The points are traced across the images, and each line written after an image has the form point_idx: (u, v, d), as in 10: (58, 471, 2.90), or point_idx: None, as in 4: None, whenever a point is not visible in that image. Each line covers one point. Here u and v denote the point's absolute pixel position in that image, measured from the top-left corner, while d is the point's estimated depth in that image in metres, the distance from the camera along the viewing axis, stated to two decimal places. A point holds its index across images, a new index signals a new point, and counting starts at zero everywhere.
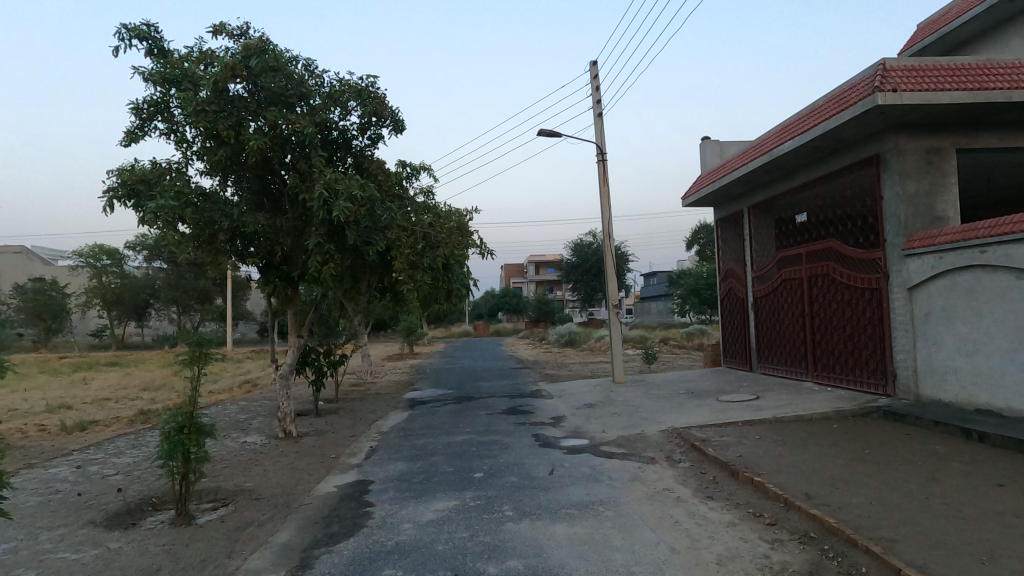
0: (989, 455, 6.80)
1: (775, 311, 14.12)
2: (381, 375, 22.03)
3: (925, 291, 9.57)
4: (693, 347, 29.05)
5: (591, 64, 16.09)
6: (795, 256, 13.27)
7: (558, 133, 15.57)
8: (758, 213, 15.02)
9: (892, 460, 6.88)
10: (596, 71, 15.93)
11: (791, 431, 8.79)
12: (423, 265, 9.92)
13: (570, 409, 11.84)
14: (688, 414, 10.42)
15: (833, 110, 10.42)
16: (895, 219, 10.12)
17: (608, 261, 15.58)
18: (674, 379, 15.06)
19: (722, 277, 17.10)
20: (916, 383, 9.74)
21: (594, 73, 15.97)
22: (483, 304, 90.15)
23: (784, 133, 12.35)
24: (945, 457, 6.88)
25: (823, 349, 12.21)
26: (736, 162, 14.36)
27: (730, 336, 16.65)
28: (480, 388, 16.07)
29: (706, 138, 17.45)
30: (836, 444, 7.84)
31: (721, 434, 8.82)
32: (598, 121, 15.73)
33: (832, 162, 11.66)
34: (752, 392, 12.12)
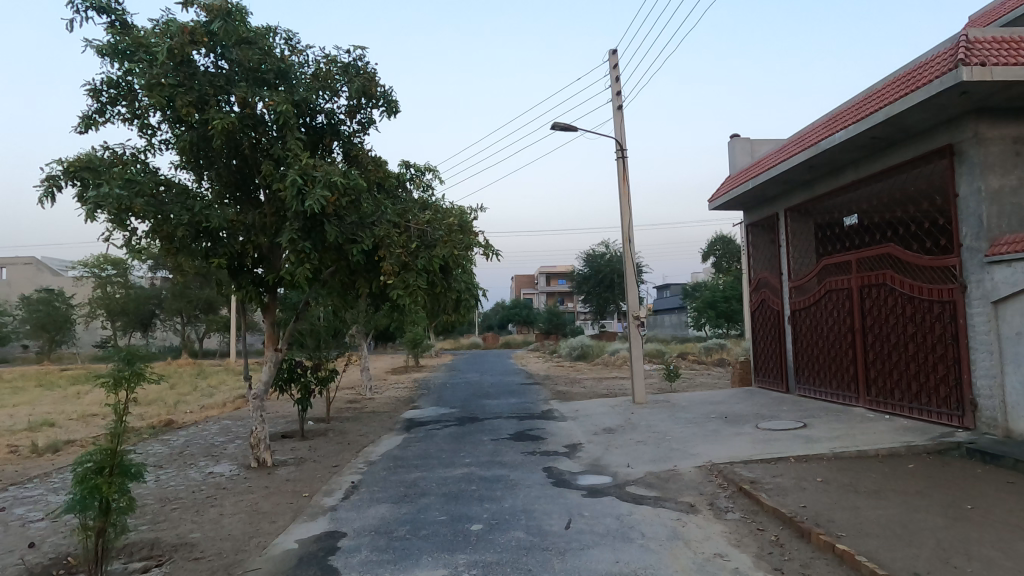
0: None
1: (817, 326, 12.60)
2: (382, 390, 20.62)
3: (1017, 305, 8.01)
4: (714, 363, 27.43)
5: (610, 53, 14.72)
6: (841, 264, 11.79)
7: (573, 127, 14.20)
8: (795, 217, 13.56)
9: (1008, 519, 5.36)
10: (615, 60, 14.58)
11: (859, 472, 7.26)
12: (417, 267, 8.56)
13: (588, 437, 10.33)
14: (728, 446, 8.89)
15: (896, 92, 8.98)
16: (974, 220, 8.61)
17: (629, 269, 14.08)
18: (702, 401, 13.51)
19: (752, 288, 15.60)
20: (1003, 414, 8.17)
21: (614, 63, 14.60)
22: (493, 315, 88.62)
23: (830, 124, 10.93)
24: None
25: (878, 371, 10.68)
26: (772, 159, 12.89)
27: (762, 353, 15.11)
28: (486, 408, 14.59)
29: (736, 135, 16.00)
30: (923, 492, 6.32)
31: (774, 474, 7.29)
32: (618, 115, 14.34)
33: (891, 155, 10.19)
34: (796, 418, 10.57)
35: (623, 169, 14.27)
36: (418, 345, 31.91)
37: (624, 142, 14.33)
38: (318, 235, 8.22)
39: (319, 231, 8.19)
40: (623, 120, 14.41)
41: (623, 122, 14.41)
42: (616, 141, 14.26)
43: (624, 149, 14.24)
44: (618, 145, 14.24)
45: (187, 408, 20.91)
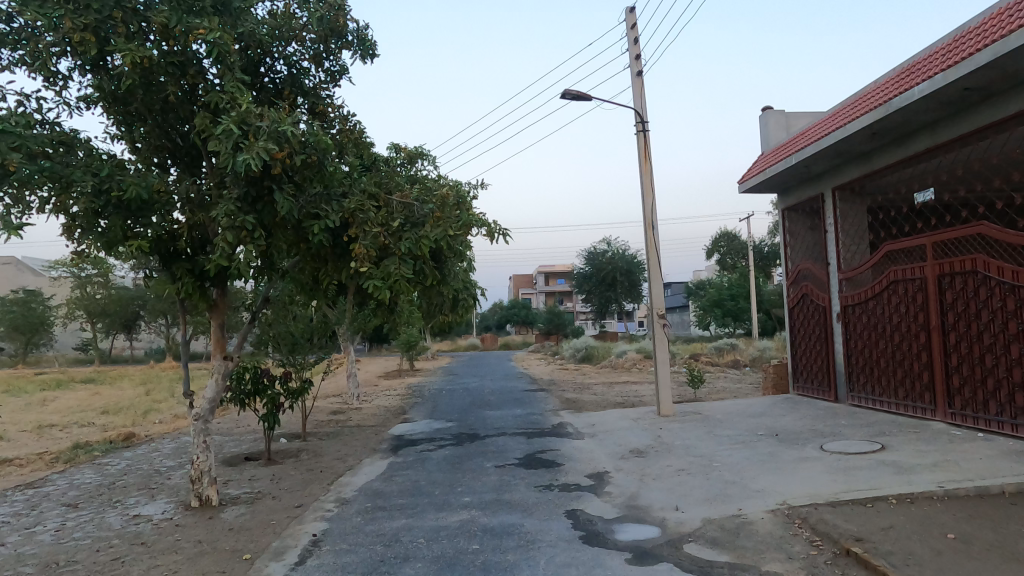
0: None
1: (874, 323, 10.60)
2: (372, 398, 18.63)
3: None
4: (729, 364, 25.47)
5: (627, 11, 12.81)
6: (910, 250, 9.68)
7: (586, 95, 12.28)
8: (844, 198, 11.68)
9: None
10: (633, 19, 12.68)
11: (999, 520, 5.22)
12: (399, 251, 6.62)
13: (614, 464, 8.35)
14: (800, 478, 6.91)
15: (1003, 24, 7.09)
16: None
17: (652, 256, 12.16)
18: (740, 413, 11.54)
19: (790, 282, 13.71)
20: None
21: (631, 22, 12.69)
22: (491, 315, 86.48)
23: (900, 78, 9.05)
24: None
25: (965, 377, 8.58)
26: (821, 127, 11.01)
27: (803, 356, 13.21)
28: (487, 421, 12.61)
29: (768, 108, 14.11)
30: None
31: (883, 525, 5.35)
32: (636, 83, 12.43)
33: (989, 110, 8.23)
34: (867, 436, 8.63)
35: (643, 144, 12.35)
36: (413, 349, 29.83)
37: (644, 113, 12.43)
38: (266, 208, 6.42)
39: (267, 201, 6.40)
40: (643, 89, 12.50)
41: (642, 91, 12.49)
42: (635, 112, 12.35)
43: (644, 121, 12.33)
44: (637, 118, 12.33)
45: (157, 417, 18.98)
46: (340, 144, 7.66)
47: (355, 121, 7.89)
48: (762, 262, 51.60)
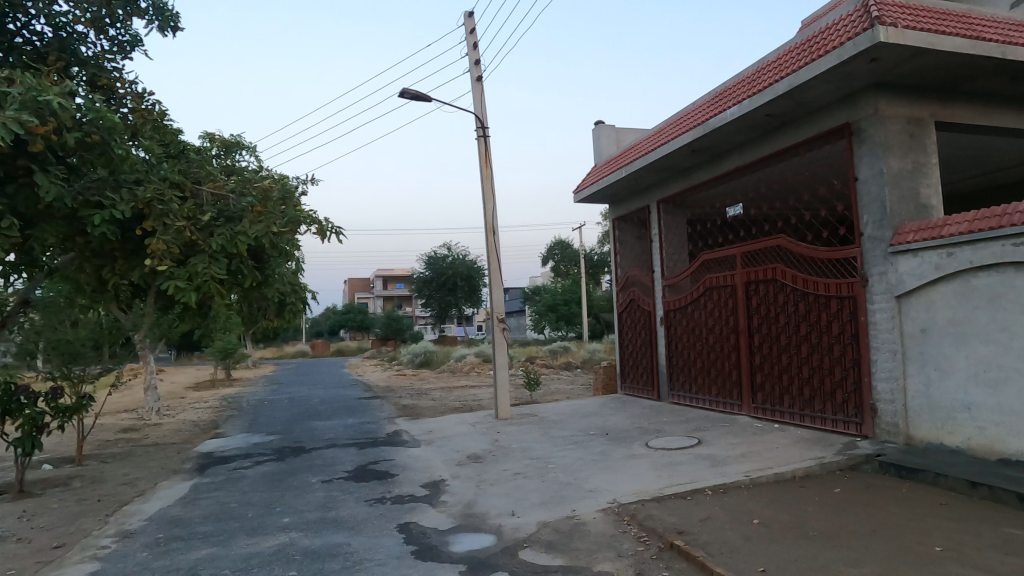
0: None
1: (693, 327, 11.44)
2: (180, 412, 16.60)
3: (924, 299, 6.76)
4: (563, 367, 26.48)
5: (466, 15, 12.73)
6: (722, 259, 10.55)
7: (425, 94, 11.97)
8: (669, 211, 12.57)
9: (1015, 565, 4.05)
10: (472, 23, 12.61)
11: (795, 504, 5.69)
12: (210, 248, 5.80)
13: (450, 471, 8.07)
14: (628, 475, 7.13)
15: (797, 60, 7.98)
16: (876, 208, 7.54)
17: (492, 261, 12.12)
18: (573, 413, 11.88)
19: (619, 288, 14.50)
20: (903, 421, 7.00)
21: (471, 27, 12.62)
22: (324, 320, 82.45)
23: (715, 103, 9.92)
24: None
25: (765, 374, 9.42)
26: (648, 143, 11.74)
27: (630, 358, 14.01)
28: (314, 433, 11.70)
29: (601, 122, 14.82)
30: (884, 531, 4.84)
31: (701, 515, 5.61)
32: (477, 88, 12.38)
33: (785, 136, 9.22)
34: (687, 431, 9.23)
35: (484, 150, 12.32)
36: (231, 356, 27.24)
37: (485, 118, 12.42)
38: (22, 193, 5.32)
39: (24, 183, 5.33)
40: (484, 94, 12.48)
41: (482, 96, 12.48)
42: (476, 116, 12.29)
43: (485, 126, 12.31)
44: (478, 122, 12.27)
45: None
46: (134, 125, 6.80)
47: (150, 97, 7.24)
48: (592, 270, 54.83)
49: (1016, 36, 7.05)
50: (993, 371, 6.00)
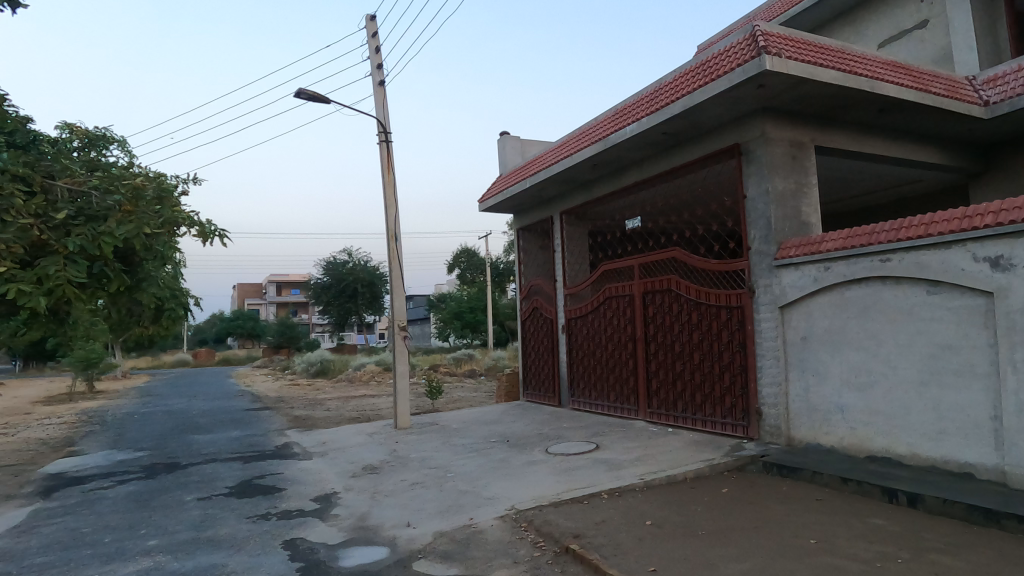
0: (973, 528, 4.59)
1: (593, 335, 11.67)
2: (32, 428, 14.87)
3: (803, 310, 7.23)
4: (466, 374, 26.27)
5: (369, 19, 12.45)
6: (621, 269, 10.85)
7: (323, 96, 11.54)
8: (571, 222, 12.82)
9: (881, 553, 4.34)
10: (375, 27, 12.33)
11: (686, 504, 5.86)
12: (64, 249, 6.48)
13: (344, 483, 7.69)
14: (528, 481, 7.09)
15: (692, 83, 8.37)
16: (762, 224, 8.01)
17: (393, 268, 11.81)
18: (475, 421, 11.74)
19: (523, 297, 14.59)
20: (785, 423, 7.43)
21: (373, 31, 12.34)
22: (212, 328, 77.51)
23: (616, 119, 10.23)
24: (937, 535, 4.57)
25: (660, 381, 9.73)
26: (552, 155, 11.93)
27: (533, 365, 14.10)
28: (192, 448, 10.83)
29: (506, 133, 14.94)
30: (765, 526, 5.07)
31: (598, 519, 5.64)
32: (379, 93, 12.10)
33: (681, 154, 9.65)
34: (586, 437, 9.34)
35: (386, 156, 12.04)
36: (97, 366, 24.86)
37: (388, 123, 12.15)
38: None
39: None
40: (386, 99, 12.21)
41: (385, 101, 12.20)
42: (377, 121, 11.99)
43: (387, 131, 12.04)
44: (380, 127, 11.98)
45: None
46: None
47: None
48: (498, 278, 55.07)
49: (883, 72, 7.73)
50: (863, 375, 6.47)
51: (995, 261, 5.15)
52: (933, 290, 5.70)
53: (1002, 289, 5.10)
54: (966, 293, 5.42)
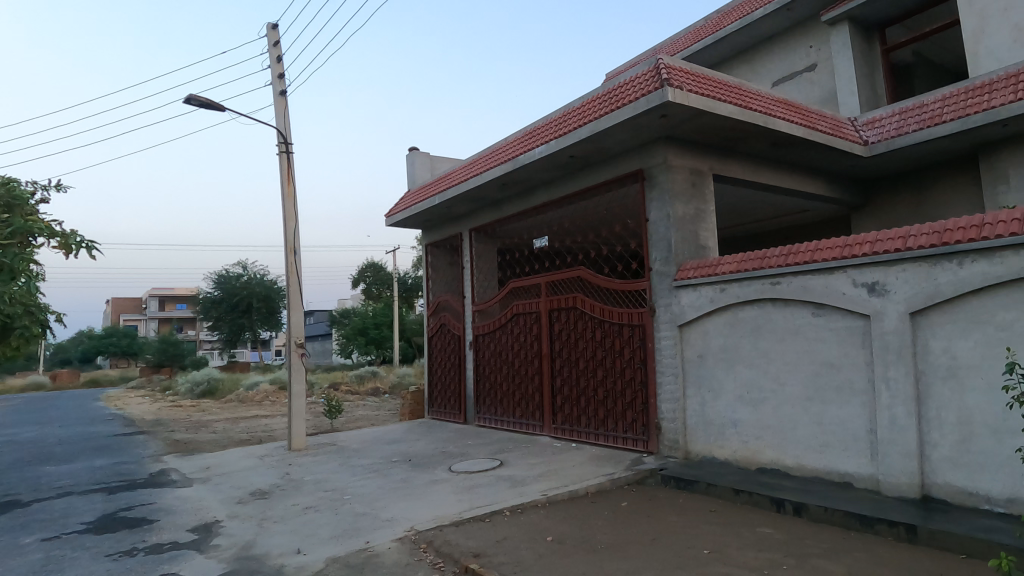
0: (849, 532, 4.88)
1: (500, 352, 11.62)
2: None
3: (701, 329, 7.52)
4: (369, 392, 25.40)
5: (270, 26, 11.96)
6: (529, 286, 10.90)
7: (217, 103, 10.92)
8: (480, 239, 12.78)
9: (770, 560, 4.49)
10: (277, 36, 11.85)
11: (587, 519, 5.85)
12: None
13: (227, 510, 7.10)
14: (429, 502, 6.85)
15: (598, 109, 8.61)
16: (663, 246, 8.31)
17: (291, 283, 11.24)
18: (375, 441, 11.31)
19: (430, 313, 14.36)
20: (683, 437, 7.67)
21: (275, 39, 11.87)
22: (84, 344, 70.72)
23: (525, 140, 10.35)
24: (818, 540, 4.81)
25: (564, 397, 9.80)
26: (461, 173, 11.88)
27: (438, 382, 13.85)
28: (50, 478, 9.68)
29: (415, 149, 14.77)
30: (663, 538, 5.14)
31: (500, 537, 5.51)
32: (280, 102, 11.61)
33: (588, 176, 9.88)
34: (490, 454, 9.21)
35: (286, 167, 11.52)
36: None
37: (289, 134, 11.65)
38: None
39: None
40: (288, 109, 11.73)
41: (286, 111, 11.72)
42: (277, 131, 11.47)
43: (288, 142, 11.54)
44: (280, 137, 11.47)
45: None
46: None
47: None
48: (405, 294, 54.07)
49: (774, 109, 8.29)
50: (754, 391, 6.79)
51: (871, 287, 5.57)
52: (818, 312, 6.08)
53: (877, 313, 5.51)
54: (846, 314, 5.83)
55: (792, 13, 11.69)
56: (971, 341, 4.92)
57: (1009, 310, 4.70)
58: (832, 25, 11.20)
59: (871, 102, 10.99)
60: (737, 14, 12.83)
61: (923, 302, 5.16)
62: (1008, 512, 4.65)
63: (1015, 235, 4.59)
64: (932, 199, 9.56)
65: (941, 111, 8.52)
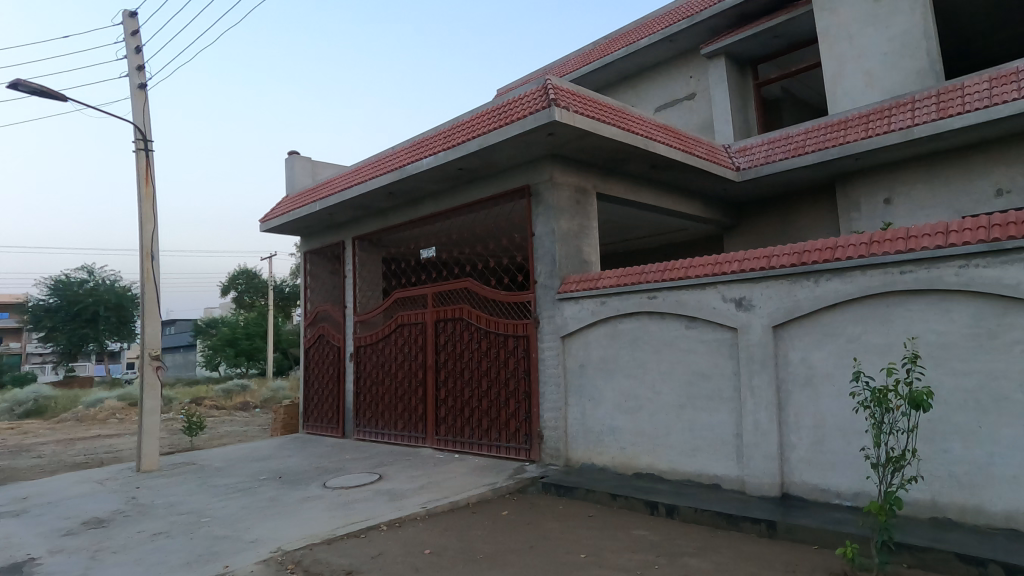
0: (716, 530, 5.14)
1: (382, 363, 11.25)
2: None
3: (583, 340, 7.70)
4: (235, 407, 23.58)
5: (128, 14, 10.95)
6: (414, 297, 10.67)
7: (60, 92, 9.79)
8: (364, 248, 12.37)
9: (643, 561, 4.61)
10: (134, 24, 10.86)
11: (466, 530, 5.72)
12: None
13: (51, 544, 6.20)
14: (298, 520, 6.40)
15: (486, 124, 8.65)
16: (549, 260, 8.46)
17: (146, 290, 10.22)
18: (240, 458, 10.48)
19: (307, 323, 13.66)
20: (564, 445, 7.78)
21: (133, 28, 10.88)
22: None
23: (413, 150, 10.19)
24: (688, 539, 5.02)
25: (448, 409, 9.64)
26: (344, 180, 11.47)
27: (315, 394, 13.16)
28: None
29: (294, 152, 14.10)
30: (541, 545, 5.13)
31: (374, 553, 5.24)
32: (138, 95, 10.62)
33: (477, 189, 9.88)
34: (367, 468, 8.82)
35: (144, 165, 10.52)
36: None
37: (148, 130, 10.66)
38: None
39: None
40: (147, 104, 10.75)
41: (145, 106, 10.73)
42: (135, 126, 10.46)
43: (147, 139, 10.56)
44: (137, 132, 10.47)
45: None
46: None
47: None
48: (282, 303, 51.22)
49: (655, 134, 8.77)
50: (631, 399, 7.03)
51: (739, 302, 5.97)
52: (691, 325, 6.43)
53: (744, 326, 5.91)
54: (716, 327, 6.20)
55: (673, 44, 12.52)
56: (825, 351, 5.40)
57: (857, 324, 5.22)
58: (710, 58, 12.12)
59: (741, 133, 11.97)
60: (622, 42, 13.54)
61: (784, 316, 5.61)
62: (854, 505, 5.12)
63: (863, 257, 5.11)
64: (796, 223, 10.57)
65: (805, 143, 9.45)
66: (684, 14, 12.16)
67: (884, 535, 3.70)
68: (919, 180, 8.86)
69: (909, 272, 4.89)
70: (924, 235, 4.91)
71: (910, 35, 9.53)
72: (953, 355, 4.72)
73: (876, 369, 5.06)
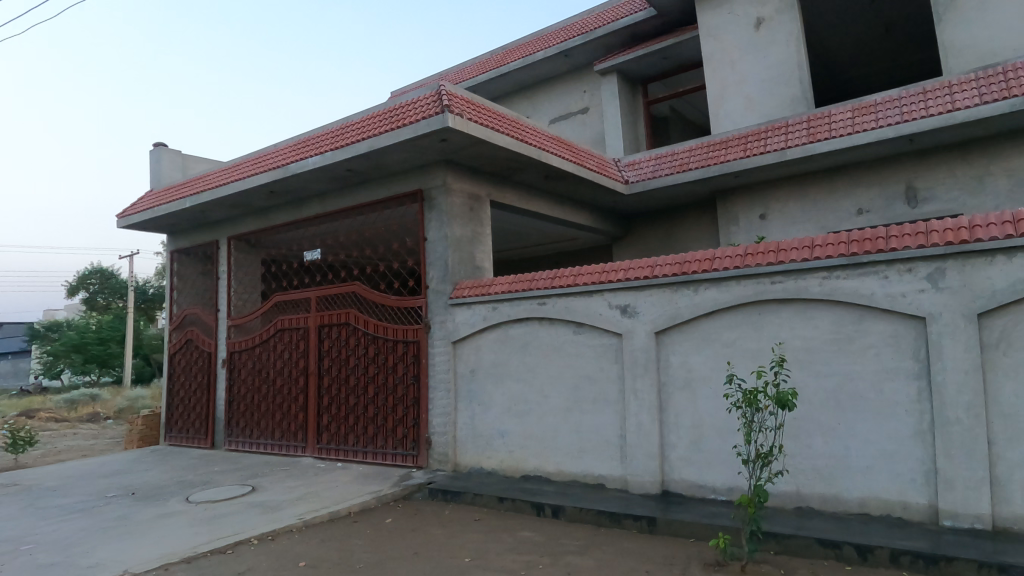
0: (599, 527, 5.27)
1: (258, 370, 10.55)
2: None
3: (473, 344, 7.66)
4: (81, 420, 21.08)
5: None
6: (296, 300, 10.13)
7: None
8: (240, 248, 11.59)
9: (528, 562, 4.61)
10: None
11: (345, 541, 5.44)
12: None
13: None
14: (152, 539, 5.79)
15: (377, 126, 8.43)
16: (441, 265, 8.37)
17: None
18: (84, 475, 9.36)
19: (173, 327, 12.55)
20: (453, 450, 7.68)
21: None
22: None
23: (297, 149, 9.72)
24: (572, 538, 5.10)
25: (330, 417, 9.21)
26: (218, 176, 10.70)
27: (179, 404, 12.09)
28: None
29: (161, 146, 12.98)
30: (425, 551, 4.99)
31: (242, 569, 4.84)
32: None
33: (367, 190, 9.59)
34: (237, 480, 8.20)
35: None
36: None
37: None
38: None
39: None
40: None
41: None
42: None
43: None
44: None
45: None
46: None
47: None
48: (144, 306, 46.88)
49: (548, 145, 8.99)
50: (520, 403, 7.07)
51: (624, 309, 6.20)
52: (578, 331, 6.59)
53: (629, 332, 6.14)
54: (603, 333, 6.40)
55: (568, 59, 12.96)
56: (703, 355, 5.73)
57: (732, 330, 5.59)
58: (603, 75, 12.66)
59: (631, 147, 12.59)
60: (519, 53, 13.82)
61: (666, 323, 5.89)
62: (728, 499, 5.45)
63: (738, 268, 5.50)
64: (678, 237, 11.25)
65: (688, 160, 10.10)
66: (578, 32, 12.64)
67: (753, 525, 3.96)
68: (790, 198, 9.77)
69: (779, 282, 5.32)
70: (793, 249, 5.37)
71: (783, 66, 10.49)
72: (816, 358, 5.18)
73: (748, 372, 5.45)
